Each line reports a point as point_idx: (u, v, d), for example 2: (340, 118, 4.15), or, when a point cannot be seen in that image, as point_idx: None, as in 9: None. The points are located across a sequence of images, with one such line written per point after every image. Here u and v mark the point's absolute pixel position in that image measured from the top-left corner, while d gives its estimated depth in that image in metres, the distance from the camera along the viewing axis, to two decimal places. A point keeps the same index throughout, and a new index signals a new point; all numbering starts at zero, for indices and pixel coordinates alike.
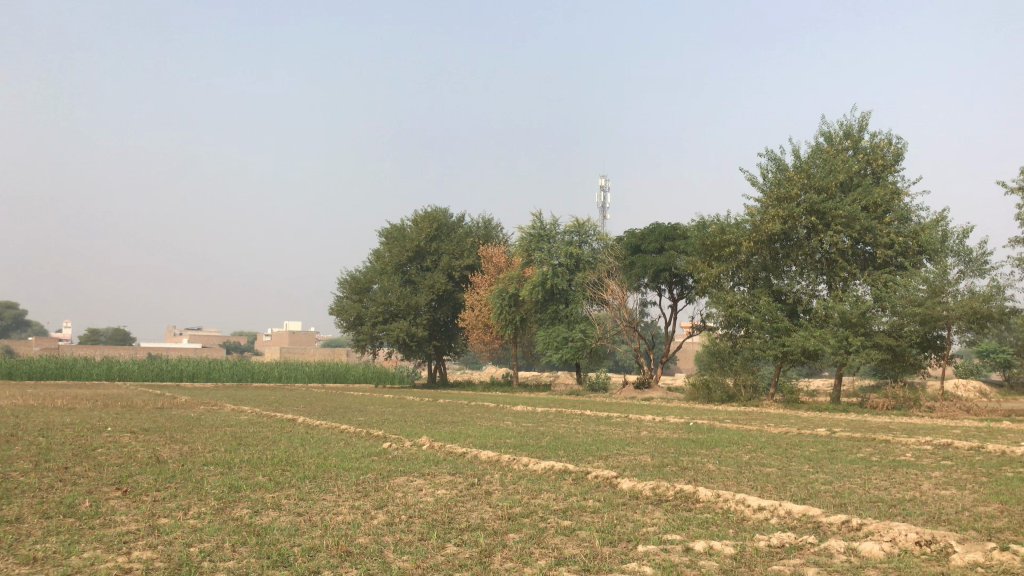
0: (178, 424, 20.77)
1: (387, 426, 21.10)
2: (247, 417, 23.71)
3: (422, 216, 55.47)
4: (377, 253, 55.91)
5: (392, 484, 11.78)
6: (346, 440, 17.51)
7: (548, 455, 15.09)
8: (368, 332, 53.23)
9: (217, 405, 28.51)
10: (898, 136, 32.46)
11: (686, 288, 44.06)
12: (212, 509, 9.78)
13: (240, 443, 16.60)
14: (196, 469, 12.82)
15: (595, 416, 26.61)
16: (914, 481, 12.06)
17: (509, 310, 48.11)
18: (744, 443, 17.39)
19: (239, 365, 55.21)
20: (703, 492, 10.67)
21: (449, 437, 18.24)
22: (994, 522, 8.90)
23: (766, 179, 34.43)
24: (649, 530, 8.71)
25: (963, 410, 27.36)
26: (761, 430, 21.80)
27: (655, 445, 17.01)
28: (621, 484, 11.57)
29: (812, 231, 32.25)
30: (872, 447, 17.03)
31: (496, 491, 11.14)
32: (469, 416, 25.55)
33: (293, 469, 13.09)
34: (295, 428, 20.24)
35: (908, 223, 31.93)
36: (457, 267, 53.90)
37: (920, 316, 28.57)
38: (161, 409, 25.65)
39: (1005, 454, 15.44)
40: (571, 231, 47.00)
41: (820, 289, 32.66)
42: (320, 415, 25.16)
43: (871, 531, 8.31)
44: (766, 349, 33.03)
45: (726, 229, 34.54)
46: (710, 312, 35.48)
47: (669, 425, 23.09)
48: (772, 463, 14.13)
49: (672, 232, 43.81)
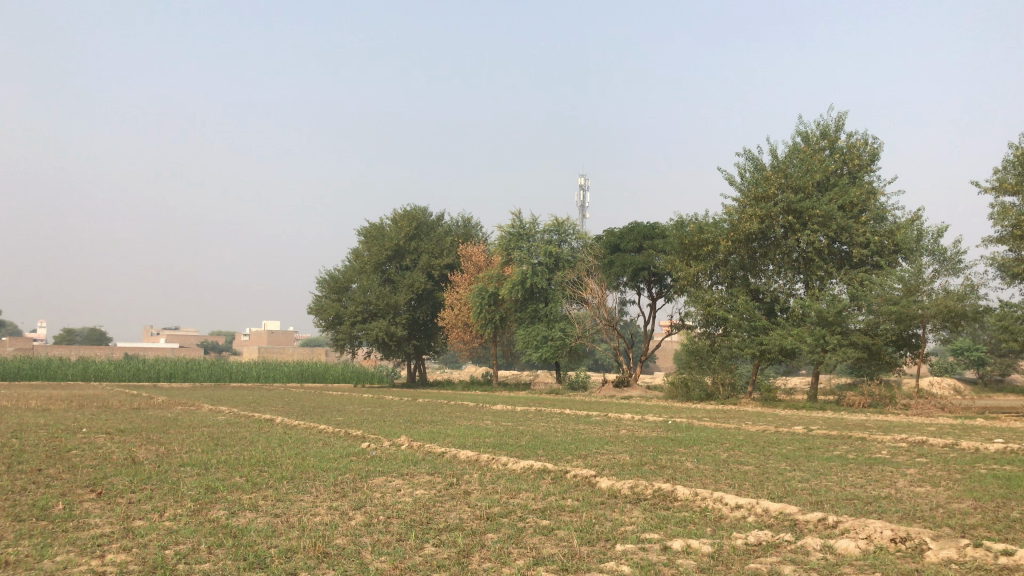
0: (155, 424, 20.59)
1: (366, 426, 21.00)
2: (225, 417, 23.55)
3: (401, 214, 55.32)
4: (355, 252, 55.66)
5: (370, 484, 11.73)
6: (325, 440, 17.44)
7: (527, 454, 15.11)
8: (347, 332, 52.98)
9: (195, 405, 28.26)
10: (874, 136, 32.74)
11: (665, 287, 44.28)
12: (188, 511, 9.69)
13: (217, 444, 16.47)
14: (172, 471, 12.70)
15: (574, 415, 26.67)
16: (889, 478, 12.18)
17: (488, 309, 48.01)
18: (722, 441, 17.48)
19: (217, 365, 54.78)
20: (681, 490, 10.72)
21: (428, 436, 18.20)
22: (968, 519, 8.99)
23: (743, 178, 34.61)
24: (626, 528, 8.74)
25: (937, 408, 27.68)
26: (739, 428, 21.95)
27: (634, 443, 17.06)
28: (600, 483, 11.60)
29: (789, 231, 32.46)
30: (848, 444, 17.20)
31: (475, 491, 11.13)
32: (449, 415, 25.54)
33: (271, 470, 13.00)
34: (273, 428, 20.15)
35: (883, 223, 32.25)
36: (436, 266, 53.81)
37: (896, 315, 28.89)
38: (138, 410, 25.40)
39: (979, 451, 15.63)
40: (550, 230, 47.04)
41: (797, 288, 32.89)
42: (299, 415, 25.05)
43: (846, 528, 8.37)
44: (744, 348, 33.22)
45: (704, 228, 34.70)
46: (688, 311, 35.62)
47: (648, 424, 23.19)
48: (749, 461, 14.24)
49: (650, 231, 44.20)
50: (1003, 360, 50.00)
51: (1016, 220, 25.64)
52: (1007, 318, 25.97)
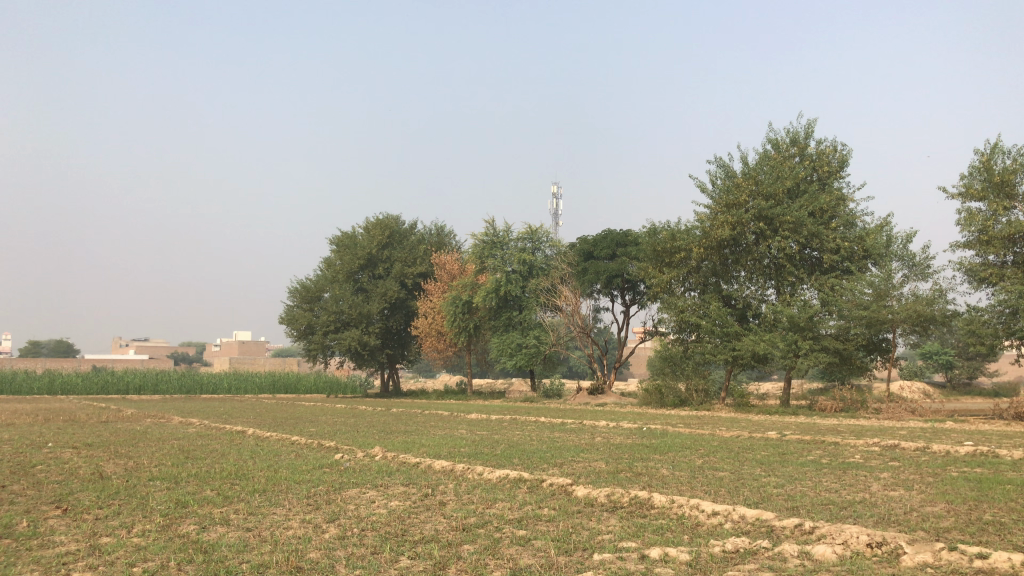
0: (123, 437, 20.25)
1: (339, 437, 20.79)
2: (196, 429, 23.20)
3: (374, 223, 55.07)
4: (327, 261, 55.24)
5: (344, 496, 11.58)
6: (298, 452, 17.22)
7: (503, 463, 15.03)
8: (319, 341, 52.53)
9: (165, 417, 27.81)
10: (843, 142, 33.12)
11: (638, 293, 44.49)
12: (157, 526, 9.49)
13: (187, 457, 16.20)
14: (141, 485, 12.46)
15: (549, 422, 26.63)
16: (863, 482, 12.24)
17: (461, 317, 47.81)
18: (697, 447, 17.54)
19: (187, 377, 54.10)
20: (657, 497, 10.69)
21: (403, 446, 18.04)
22: (942, 522, 9.04)
23: (714, 185, 34.85)
24: (604, 538, 8.68)
25: (908, 411, 27.96)
26: (713, 434, 22.08)
27: (609, 451, 17.06)
28: (576, 491, 11.55)
29: (760, 237, 32.70)
30: (821, 449, 17.32)
31: (451, 502, 11.03)
32: (423, 425, 25.36)
33: (243, 483, 12.79)
34: (245, 440, 19.89)
35: (853, 228, 32.65)
36: (409, 275, 53.60)
37: (866, 319, 29.23)
38: (106, 423, 24.92)
39: (949, 454, 15.82)
40: (523, 238, 47.09)
41: (768, 293, 33.17)
42: (271, 426, 24.77)
43: (824, 534, 8.36)
44: (717, 354, 33.37)
45: (677, 235, 34.86)
46: (662, 317, 35.69)
47: (623, 431, 23.18)
48: (724, 467, 14.28)
49: (623, 239, 44.51)
50: (970, 364, 50.75)
51: (983, 225, 26.03)
52: (975, 321, 26.34)
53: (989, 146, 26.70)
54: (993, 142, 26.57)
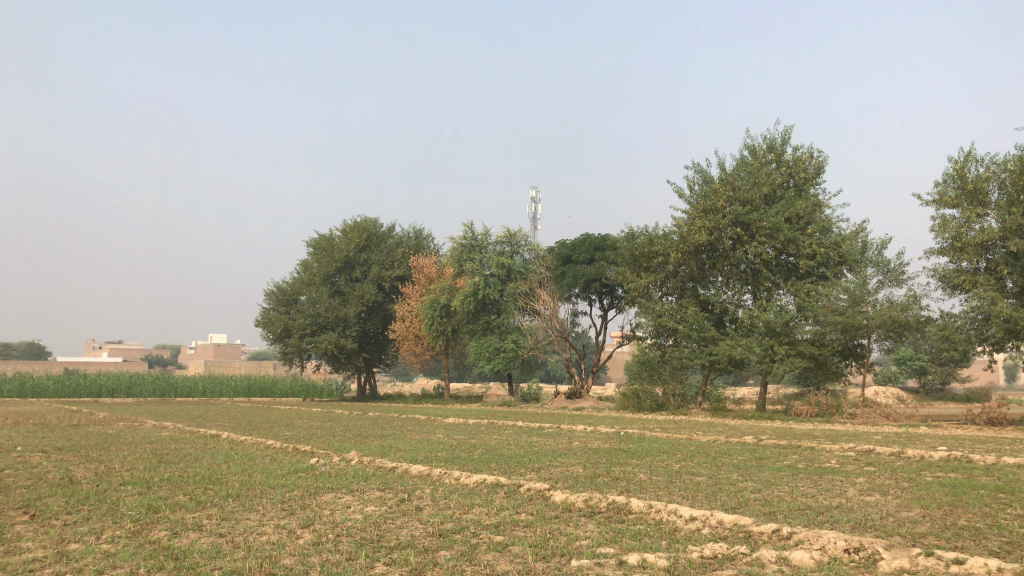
0: (94, 441, 19.96)
1: (315, 440, 20.59)
2: (169, 433, 22.90)
3: (351, 225, 54.80)
4: (304, 264, 54.85)
5: (319, 501, 11.43)
6: (272, 456, 17.02)
7: (480, 468, 14.91)
8: (296, 344, 52.09)
9: (138, 421, 27.41)
10: (819, 149, 33.38)
11: (616, 298, 44.58)
12: (127, 532, 9.31)
13: (160, 461, 15.97)
14: (112, 490, 12.23)
15: (527, 427, 26.53)
16: (839, 487, 12.27)
17: (439, 321, 47.66)
18: (674, 452, 17.54)
19: (162, 380, 53.42)
20: (635, 503, 10.65)
21: (379, 450, 17.90)
22: (917, 527, 9.08)
23: (692, 191, 34.99)
24: (581, 543, 8.63)
25: (883, 416, 28.19)
26: (690, 439, 22.13)
27: (587, 455, 17.00)
28: (554, 496, 11.50)
29: (736, 242, 32.86)
30: (798, 454, 17.36)
31: (427, 507, 10.92)
32: (400, 429, 25.20)
33: (216, 487, 12.59)
34: (219, 444, 19.66)
35: (829, 234, 32.91)
36: (387, 278, 53.39)
37: (841, 325, 29.45)
38: (77, 427, 24.52)
39: (924, 459, 15.92)
40: (502, 241, 47.08)
41: (745, 298, 33.35)
42: (246, 430, 24.51)
43: (801, 540, 8.36)
44: (694, 358, 33.42)
45: (655, 240, 34.98)
46: (639, 322, 35.70)
47: (600, 436, 23.15)
48: (702, 472, 14.27)
49: (601, 243, 44.60)
50: (944, 369, 51.33)
51: (956, 232, 26.31)
52: (949, 327, 26.59)
53: (963, 154, 27.03)
54: (966, 150, 26.88)
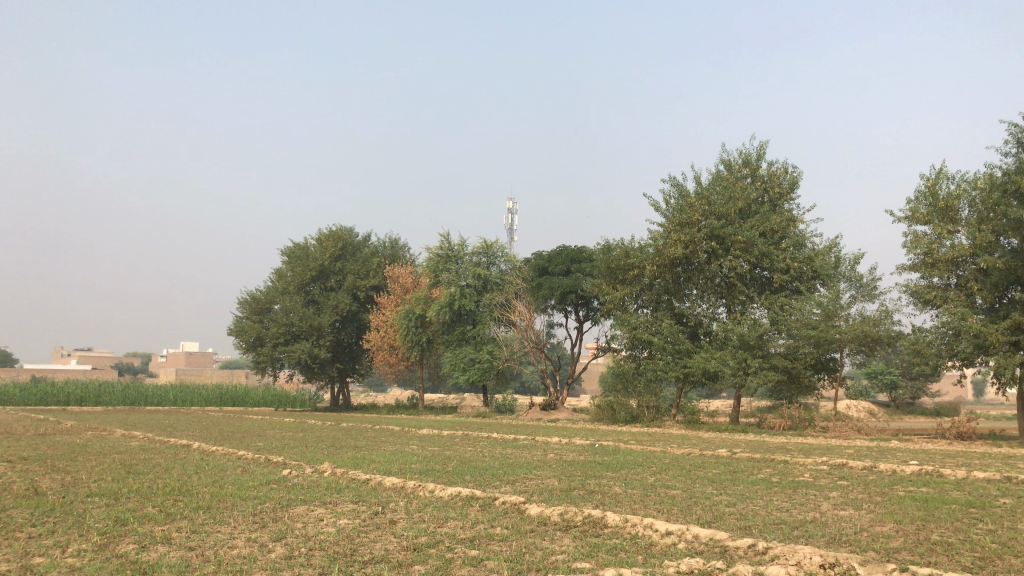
0: (61, 451, 19.57)
1: (288, 451, 20.36)
2: (139, 443, 22.60)
3: (326, 234, 54.51)
4: (278, 273, 54.39)
5: (291, 514, 11.27)
6: (244, 467, 16.81)
7: (454, 480, 14.83)
8: (268, 354, 51.60)
9: (106, 430, 27.00)
10: (794, 164, 33.71)
11: (592, 310, 44.68)
12: (94, 545, 9.12)
13: (130, 471, 15.73)
14: (79, 502, 11.98)
15: (502, 438, 26.45)
16: (814, 502, 12.31)
17: (414, 331, 47.46)
18: (649, 464, 17.57)
19: (132, 388, 52.66)
20: (611, 516, 10.61)
21: (353, 462, 17.72)
22: (891, 542, 9.11)
23: (668, 204, 35.19)
24: (558, 557, 8.57)
25: (854, 430, 28.43)
26: (664, 451, 22.20)
27: (562, 467, 16.98)
28: (529, 509, 11.45)
29: (711, 255, 33.02)
30: (772, 467, 17.45)
31: (401, 520, 10.80)
32: (374, 440, 25.03)
33: (186, 499, 12.39)
34: (190, 455, 19.40)
35: (802, 249, 33.22)
36: (362, 287, 53.19)
37: (814, 339, 29.69)
38: (44, 436, 24.07)
39: (896, 473, 16.04)
40: (478, 252, 47.05)
41: (719, 311, 33.52)
42: (217, 440, 24.17)
43: (776, 555, 8.37)
44: (668, 371, 33.48)
45: (631, 252, 35.14)
46: (614, 334, 35.77)
47: (575, 447, 23.16)
48: (677, 485, 14.28)
49: (578, 255, 44.71)
50: (914, 384, 51.91)
51: (928, 248, 26.63)
52: (920, 342, 26.87)
53: (934, 172, 27.45)
54: (938, 168, 27.29)
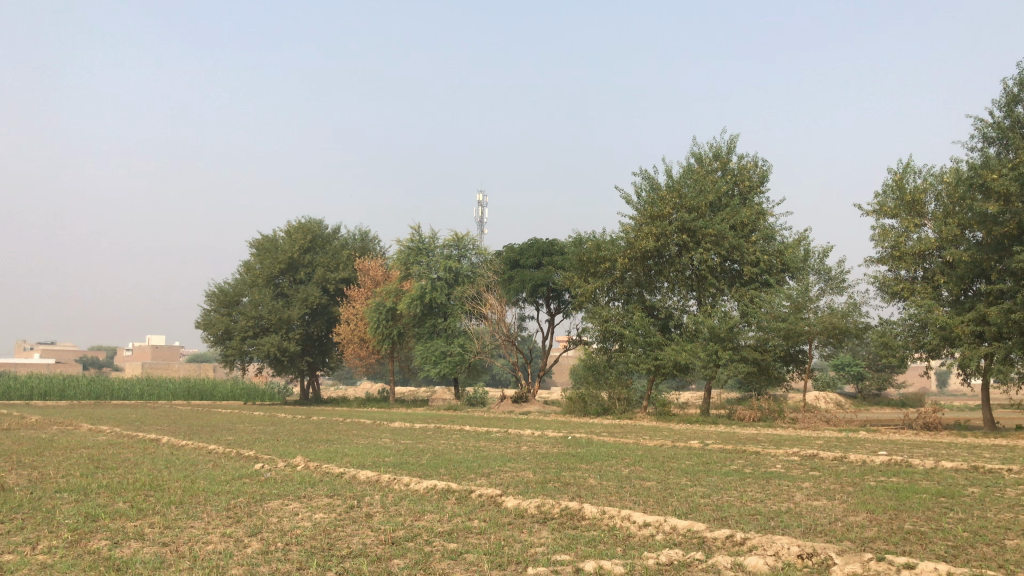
0: (27, 446, 19.18)
1: (258, 446, 20.18)
2: (107, 438, 22.27)
3: (295, 226, 53.99)
4: (246, 265, 53.81)
5: (266, 508, 11.16)
6: (215, 462, 16.58)
7: (429, 473, 14.75)
8: (237, 347, 51.07)
9: (71, 425, 26.53)
10: (763, 158, 33.98)
11: (563, 302, 44.74)
12: (65, 542, 8.95)
13: (98, 466, 15.47)
14: (47, 498, 11.76)
15: (474, 432, 26.37)
16: (787, 492, 12.42)
17: (385, 324, 47.20)
18: (622, 457, 17.62)
19: (97, 382, 51.83)
20: (588, 508, 10.62)
21: (325, 456, 17.57)
22: (866, 532, 9.22)
23: (639, 197, 35.32)
24: (537, 550, 8.55)
25: (823, 421, 28.81)
26: (636, 443, 22.33)
27: (536, 460, 17.00)
28: (506, 502, 11.42)
29: (683, 248, 33.21)
30: (744, 459, 17.58)
31: (378, 514, 10.74)
32: (345, 433, 24.88)
33: (157, 494, 12.20)
34: (159, 449, 19.16)
35: (772, 242, 33.50)
36: (332, 280, 52.79)
37: (784, 331, 29.95)
38: (9, 432, 23.60)
39: (867, 463, 16.26)
40: (449, 245, 46.95)
41: (690, 304, 33.74)
42: (187, 434, 23.82)
43: (754, 545, 8.42)
44: (639, 363, 33.62)
45: (602, 245, 35.22)
46: (585, 327, 35.84)
47: (548, 440, 23.19)
48: (651, 476, 14.34)
49: (549, 248, 44.70)
50: (880, 376, 52.69)
51: (895, 241, 27.05)
52: (888, 334, 27.24)
53: (901, 166, 27.81)
54: (905, 162, 27.65)
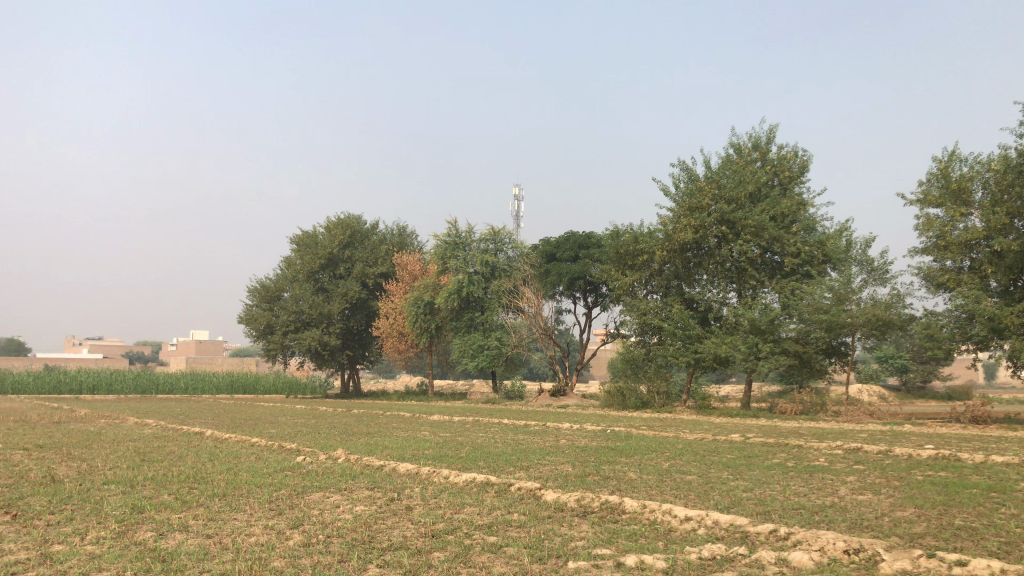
0: (77, 439, 19.58)
1: (300, 438, 20.38)
2: (153, 431, 22.64)
3: (334, 221, 54.36)
4: (287, 260, 54.40)
5: (307, 501, 11.25)
6: (258, 454, 16.78)
7: (469, 466, 14.79)
8: (278, 341, 51.71)
9: (119, 418, 26.99)
10: (804, 148, 33.49)
11: (600, 295, 44.63)
12: (112, 533, 9.10)
13: (144, 459, 15.75)
14: (96, 489, 12.00)
15: (513, 425, 26.32)
16: (831, 486, 12.21)
17: (423, 318, 47.44)
18: (663, 450, 17.48)
19: (144, 376, 52.91)
20: (629, 502, 10.55)
21: (366, 448, 17.69)
22: (914, 527, 9.03)
23: (677, 188, 35.01)
24: (577, 544, 8.51)
25: (866, 414, 28.35)
26: (676, 436, 22.16)
27: (576, 453, 16.98)
28: (545, 495, 11.40)
29: (722, 240, 32.88)
30: (786, 452, 17.38)
31: (418, 507, 10.77)
32: (385, 426, 25.01)
33: (201, 487, 12.37)
34: (204, 442, 19.42)
35: (813, 233, 32.94)
36: (370, 275, 53.10)
37: (826, 323, 29.43)
38: (58, 425, 24.12)
39: (913, 457, 15.95)
40: (486, 239, 46.80)
41: (730, 296, 33.37)
42: (230, 427, 24.14)
43: (799, 540, 8.29)
44: (678, 357, 33.44)
45: (640, 238, 34.97)
46: (624, 320, 35.67)
47: (586, 433, 23.07)
48: (692, 470, 14.17)
49: (586, 241, 44.57)
50: (925, 368, 51.79)
51: (940, 231, 26.50)
52: (933, 325, 26.65)
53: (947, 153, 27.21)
54: (950, 150, 27.04)
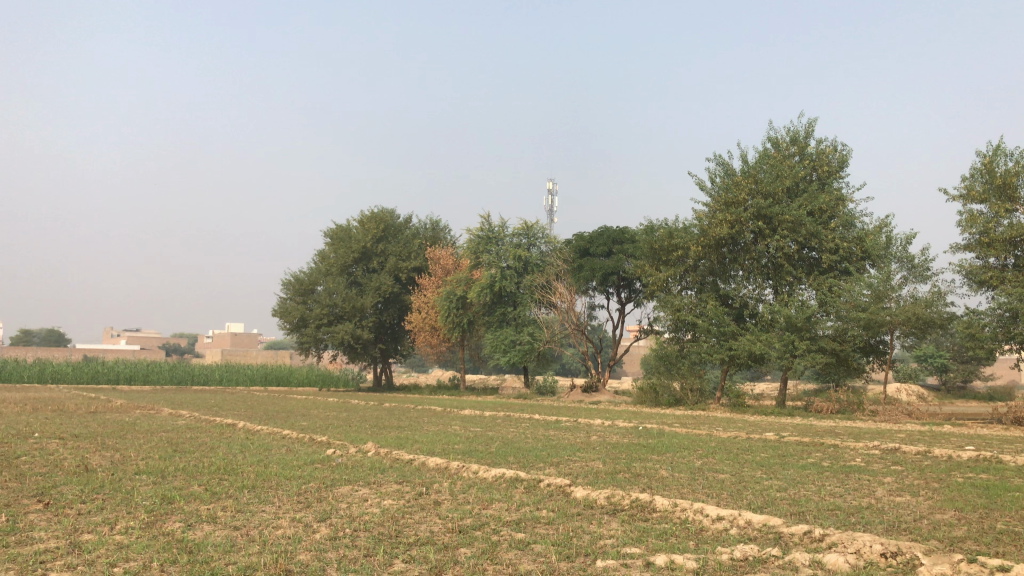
0: (111, 429, 19.77)
1: (331, 431, 20.41)
2: (186, 422, 22.86)
3: (368, 215, 54.59)
4: (321, 254, 54.80)
5: (335, 494, 11.22)
6: (288, 447, 16.80)
7: (498, 461, 14.67)
8: (312, 335, 52.05)
9: (154, 409, 27.23)
10: (843, 142, 32.89)
11: (634, 291, 44.30)
12: (141, 523, 9.13)
13: (176, 450, 15.83)
14: (127, 479, 12.09)
15: (544, 421, 26.19)
16: (868, 487, 11.91)
17: (455, 312, 47.44)
18: (695, 448, 17.21)
19: (180, 368, 53.57)
20: (660, 500, 10.38)
21: (396, 442, 17.68)
22: (954, 531, 8.76)
23: (713, 183, 34.57)
24: (606, 542, 8.36)
25: (904, 414, 27.78)
26: (709, 434, 21.88)
27: (607, 450, 16.78)
28: (575, 492, 11.26)
29: (758, 236, 32.43)
30: (821, 451, 17.05)
31: (446, 501, 10.69)
32: (416, 420, 24.99)
33: (231, 478, 12.43)
34: (235, 434, 19.51)
35: (852, 229, 32.37)
36: (403, 269, 53.19)
37: (864, 321, 28.91)
38: (94, 415, 24.36)
39: (953, 459, 15.54)
40: (519, 234, 46.78)
41: (766, 293, 32.90)
42: (262, 419, 24.28)
43: (834, 542, 8.07)
44: (712, 353, 33.08)
45: (674, 233, 34.56)
46: (657, 316, 35.34)
47: (618, 430, 22.85)
48: (725, 469, 13.93)
49: (620, 236, 44.31)
50: (966, 367, 50.69)
51: (984, 227, 25.86)
52: (975, 324, 26.02)
53: (992, 148, 26.50)
54: (995, 144, 26.37)
